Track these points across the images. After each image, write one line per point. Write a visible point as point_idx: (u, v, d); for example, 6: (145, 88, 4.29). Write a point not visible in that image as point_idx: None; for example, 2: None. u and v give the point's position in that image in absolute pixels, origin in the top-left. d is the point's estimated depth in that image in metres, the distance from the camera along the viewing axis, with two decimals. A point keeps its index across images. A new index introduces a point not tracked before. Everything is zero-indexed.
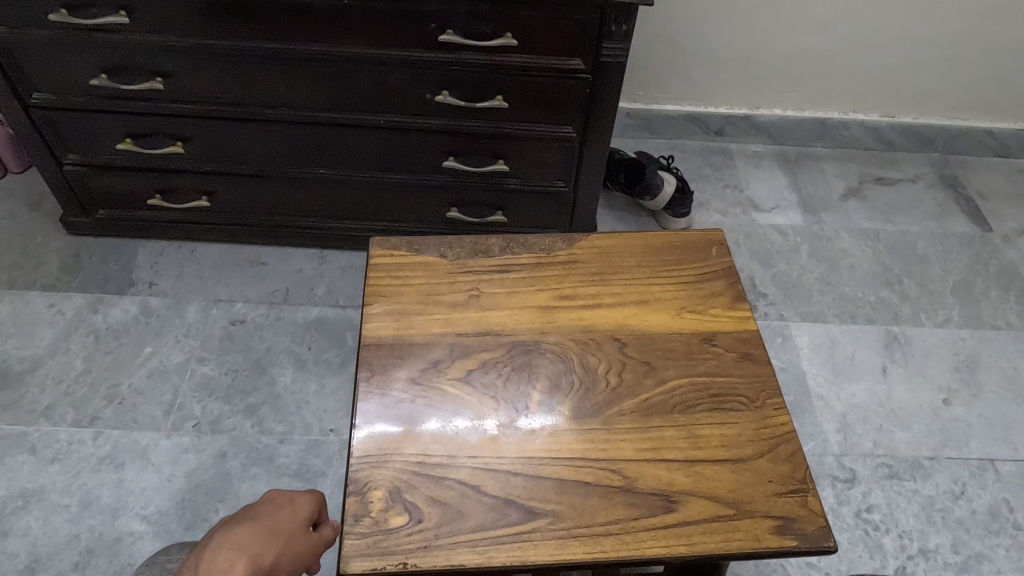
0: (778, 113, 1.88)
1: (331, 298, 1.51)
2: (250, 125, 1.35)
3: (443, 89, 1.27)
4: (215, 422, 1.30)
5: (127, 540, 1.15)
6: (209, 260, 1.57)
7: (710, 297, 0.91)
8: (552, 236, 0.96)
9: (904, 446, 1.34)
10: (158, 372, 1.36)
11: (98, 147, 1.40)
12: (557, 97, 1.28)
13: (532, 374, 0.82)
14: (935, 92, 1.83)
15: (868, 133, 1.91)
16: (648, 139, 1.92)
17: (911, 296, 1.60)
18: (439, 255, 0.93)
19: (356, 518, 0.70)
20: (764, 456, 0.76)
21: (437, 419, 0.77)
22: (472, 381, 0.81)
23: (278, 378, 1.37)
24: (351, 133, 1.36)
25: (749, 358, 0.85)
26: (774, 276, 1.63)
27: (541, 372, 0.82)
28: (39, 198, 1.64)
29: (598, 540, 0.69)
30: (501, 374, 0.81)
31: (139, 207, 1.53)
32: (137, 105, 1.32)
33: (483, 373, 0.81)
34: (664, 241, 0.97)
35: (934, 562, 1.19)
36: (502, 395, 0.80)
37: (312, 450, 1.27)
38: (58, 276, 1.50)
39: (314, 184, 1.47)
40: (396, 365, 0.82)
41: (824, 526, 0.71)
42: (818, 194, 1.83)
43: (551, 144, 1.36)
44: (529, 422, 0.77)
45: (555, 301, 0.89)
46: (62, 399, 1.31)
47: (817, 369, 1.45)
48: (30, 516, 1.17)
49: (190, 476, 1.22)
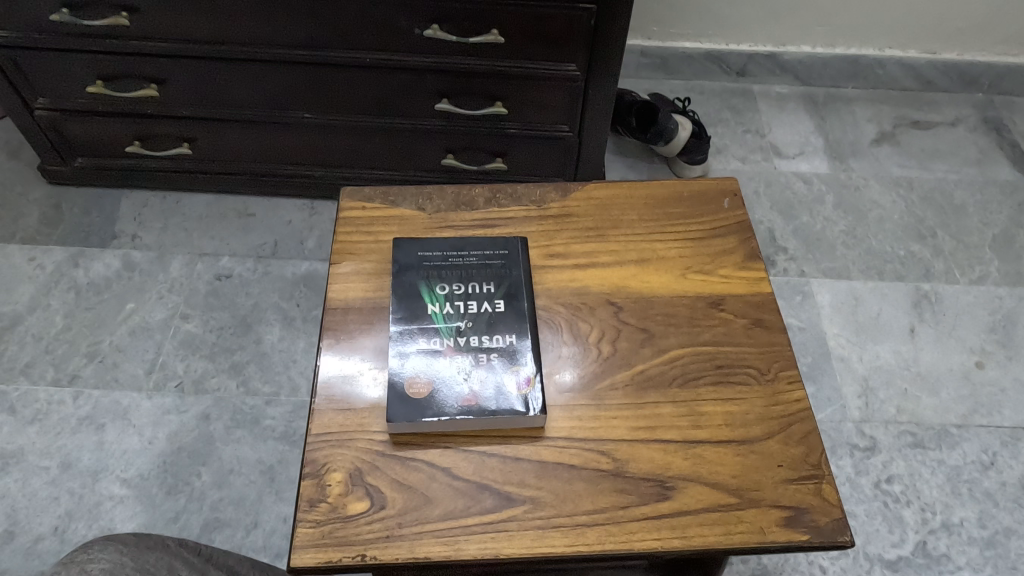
0: (807, 50, 1.73)
1: (321, 252, 1.43)
2: (227, 65, 1.25)
3: (433, 22, 1.16)
4: (198, 381, 1.24)
5: (107, 504, 1.11)
6: (194, 211, 1.49)
7: (720, 255, 0.79)
8: (545, 186, 0.85)
9: (930, 413, 1.25)
10: (141, 329, 1.30)
11: (69, 90, 1.31)
12: (558, 31, 1.15)
13: (524, 330, 0.70)
14: (983, 24, 1.67)
15: (905, 72, 1.76)
16: (663, 80, 1.78)
17: (945, 250, 1.48)
18: (416, 208, 0.82)
19: (311, 504, 0.61)
20: (774, 437, 0.66)
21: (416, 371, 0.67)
22: (457, 339, 0.69)
23: (264, 336, 1.30)
24: (335, 74, 1.25)
25: (761, 324, 0.74)
26: (796, 229, 1.51)
27: (534, 329, 0.70)
28: (19, 145, 1.56)
29: (581, 531, 0.60)
30: (491, 334, 0.69)
31: (118, 154, 1.44)
32: (104, 43, 1.22)
33: (472, 329, 0.70)
34: (669, 192, 0.85)
35: (958, 537, 1.11)
36: (489, 357, 0.68)
37: (299, 412, 1.21)
38: (38, 229, 1.43)
39: (301, 130, 1.37)
40: (364, 332, 0.71)
41: (840, 518, 0.61)
42: (846, 139, 1.69)
43: (554, 84, 1.24)
44: (524, 391, 0.66)
45: (544, 259, 0.78)
46: (41, 356, 1.26)
47: (839, 329, 1.35)
48: (8, 478, 1.13)
49: (173, 438, 1.17)
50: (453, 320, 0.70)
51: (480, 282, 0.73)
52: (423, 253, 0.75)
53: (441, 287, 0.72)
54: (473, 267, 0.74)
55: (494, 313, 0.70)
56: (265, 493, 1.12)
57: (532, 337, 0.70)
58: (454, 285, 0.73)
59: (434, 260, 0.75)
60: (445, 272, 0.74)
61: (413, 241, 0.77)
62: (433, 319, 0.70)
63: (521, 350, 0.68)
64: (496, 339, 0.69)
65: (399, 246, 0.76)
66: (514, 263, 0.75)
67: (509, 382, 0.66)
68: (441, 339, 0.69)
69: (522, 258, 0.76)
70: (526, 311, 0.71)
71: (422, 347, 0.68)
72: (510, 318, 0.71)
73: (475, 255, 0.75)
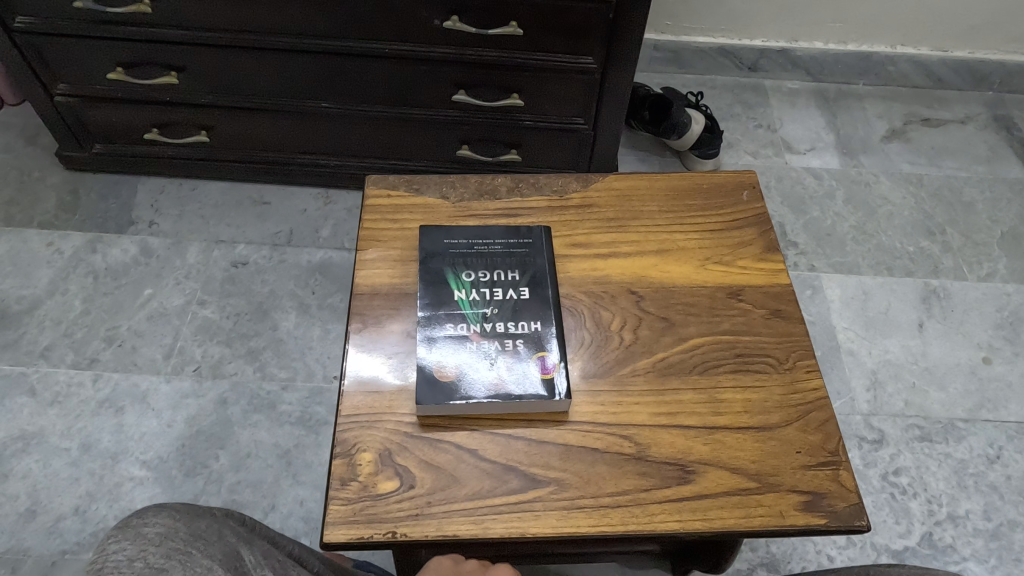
0: (819, 46, 1.74)
1: (336, 241, 1.45)
2: (247, 54, 1.26)
3: (452, 13, 1.17)
4: (216, 366, 1.26)
5: (127, 485, 1.12)
6: (210, 198, 1.50)
7: (739, 246, 0.81)
8: (566, 176, 0.86)
9: (937, 406, 1.26)
10: (159, 314, 1.32)
11: (89, 76, 1.32)
12: (576, 24, 1.17)
13: (547, 317, 0.71)
14: (995, 22, 1.67)
15: (916, 69, 1.77)
16: (675, 74, 1.79)
17: (954, 246, 1.50)
18: (440, 197, 0.84)
19: (342, 482, 0.62)
20: (792, 425, 0.67)
21: (443, 356, 0.68)
22: (483, 325, 0.70)
23: (280, 323, 1.32)
24: (354, 64, 1.26)
25: (779, 315, 0.75)
26: (807, 224, 1.52)
27: (558, 315, 0.72)
28: (35, 130, 1.58)
29: (605, 512, 0.62)
30: (517, 320, 0.71)
31: (136, 141, 1.46)
32: (126, 30, 1.23)
33: (499, 316, 0.71)
34: (689, 184, 0.87)
35: (964, 529, 1.13)
36: (515, 343, 0.69)
37: (315, 398, 1.23)
38: (56, 214, 1.45)
39: (318, 120, 1.38)
40: (390, 317, 0.73)
41: (857, 503, 0.63)
42: (857, 135, 1.70)
43: (571, 77, 1.25)
44: (549, 376, 0.67)
45: (567, 249, 0.80)
46: (61, 339, 1.27)
47: (848, 324, 1.36)
48: (30, 459, 1.14)
49: (191, 422, 1.19)
50: (479, 306, 0.72)
51: (505, 270, 0.74)
52: (450, 240, 0.77)
53: (467, 274, 0.74)
54: (498, 255, 0.76)
55: (519, 300, 0.72)
56: (282, 476, 1.14)
57: (557, 324, 0.71)
58: (480, 273, 0.74)
59: (460, 247, 0.76)
60: (471, 259, 0.75)
61: (439, 229, 0.78)
62: (460, 306, 0.71)
63: (546, 337, 0.70)
64: (521, 325, 0.71)
65: (426, 233, 0.78)
66: (537, 252, 0.76)
67: (533, 368, 0.68)
68: (468, 325, 0.70)
69: (544, 246, 0.77)
70: (550, 298, 0.73)
71: (450, 332, 0.70)
72: (534, 305, 0.72)
73: (500, 243, 0.77)
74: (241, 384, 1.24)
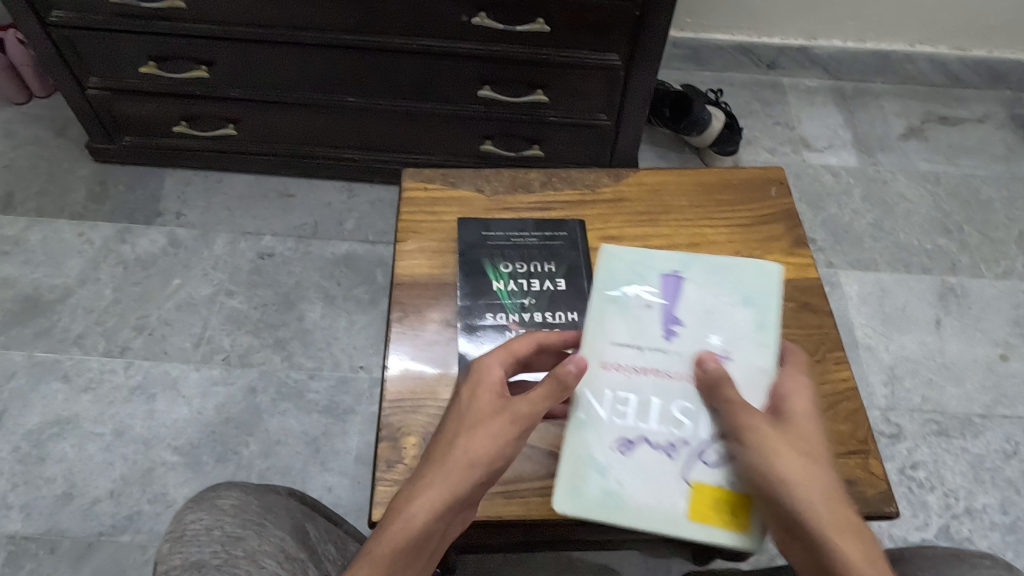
0: (838, 44, 1.75)
1: (360, 233, 1.47)
2: (276, 48, 1.28)
3: (480, 10, 1.18)
4: (244, 354, 1.28)
5: (160, 470, 1.15)
6: (236, 190, 1.53)
7: (768, 241, 0.82)
8: (598, 171, 0.88)
9: (954, 402, 1.28)
10: (188, 304, 1.34)
11: (121, 70, 1.34)
12: (603, 21, 1.18)
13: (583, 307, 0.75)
14: (1015, 22, 1.68)
15: (935, 68, 1.77)
16: (694, 70, 1.80)
17: (971, 244, 1.51)
18: (475, 190, 0.86)
19: (389, 465, 0.65)
20: (823, 414, 0.69)
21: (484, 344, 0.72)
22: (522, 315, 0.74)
23: (306, 313, 1.34)
24: (381, 59, 1.28)
25: (809, 308, 0.77)
26: (825, 220, 1.54)
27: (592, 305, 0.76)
28: (64, 122, 1.60)
29: (642, 496, 0.64)
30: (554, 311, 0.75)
31: (164, 133, 1.48)
32: (158, 25, 1.25)
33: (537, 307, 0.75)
34: (718, 179, 0.88)
35: (980, 522, 1.15)
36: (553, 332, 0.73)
37: (342, 387, 1.25)
38: (86, 205, 1.47)
39: (344, 114, 1.40)
40: (430, 307, 0.75)
41: (887, 490, 0.65)
42: (875, 133, 1.71)
43: (595, 73, 1.27)
44: None
45: (600, 242, 0.82)
46: (93, 328, 1.30)
47: (866, 320, 1.38)
48: (65, 443, 1.17)
49: (221, 409, 1.22)
50: (518, 297, 0.76)
51: (541, 262, 0.78)
52: (487, 233, 0.80)
53: (505, 266, 0.77)
54: (534, 247, 0.79)
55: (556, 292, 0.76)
56: (311, 463, 1.17)
57: None
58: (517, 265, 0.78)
59: (497, 239, 0.80)
60: (508, 252, 0.79)
61: (475, 222, 0.81)
62: (499, 297, 0.75)
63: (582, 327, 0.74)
64: (558, 315, 0.75)
65: (463, 225, 0.81)
66: (572, 244, 0.80)
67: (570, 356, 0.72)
68: (508, 315, 0.74)
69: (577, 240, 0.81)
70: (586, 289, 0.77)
71: (491, 321, 0.74)
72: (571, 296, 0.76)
73: (536, 236, 0.80)
74: (269, 372, 1.26)
